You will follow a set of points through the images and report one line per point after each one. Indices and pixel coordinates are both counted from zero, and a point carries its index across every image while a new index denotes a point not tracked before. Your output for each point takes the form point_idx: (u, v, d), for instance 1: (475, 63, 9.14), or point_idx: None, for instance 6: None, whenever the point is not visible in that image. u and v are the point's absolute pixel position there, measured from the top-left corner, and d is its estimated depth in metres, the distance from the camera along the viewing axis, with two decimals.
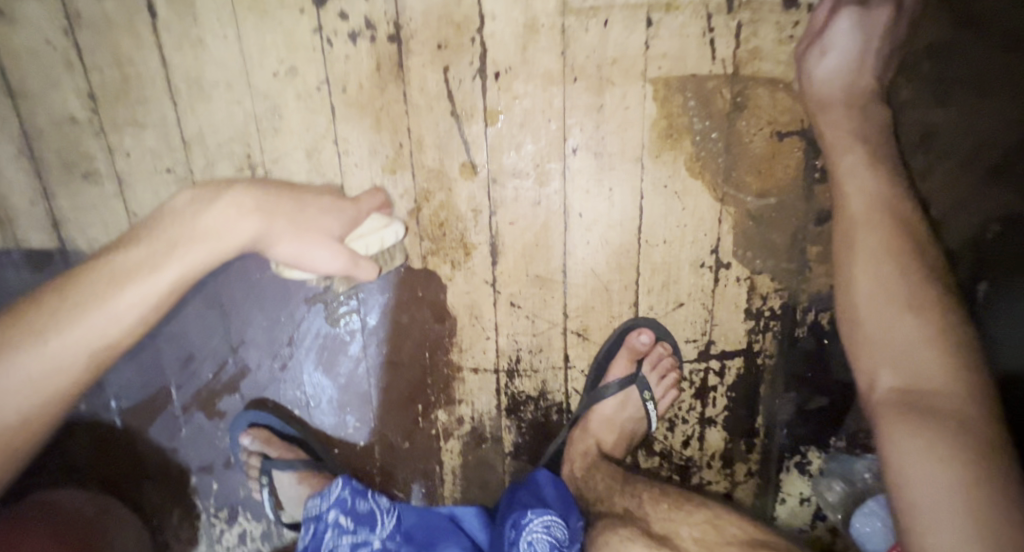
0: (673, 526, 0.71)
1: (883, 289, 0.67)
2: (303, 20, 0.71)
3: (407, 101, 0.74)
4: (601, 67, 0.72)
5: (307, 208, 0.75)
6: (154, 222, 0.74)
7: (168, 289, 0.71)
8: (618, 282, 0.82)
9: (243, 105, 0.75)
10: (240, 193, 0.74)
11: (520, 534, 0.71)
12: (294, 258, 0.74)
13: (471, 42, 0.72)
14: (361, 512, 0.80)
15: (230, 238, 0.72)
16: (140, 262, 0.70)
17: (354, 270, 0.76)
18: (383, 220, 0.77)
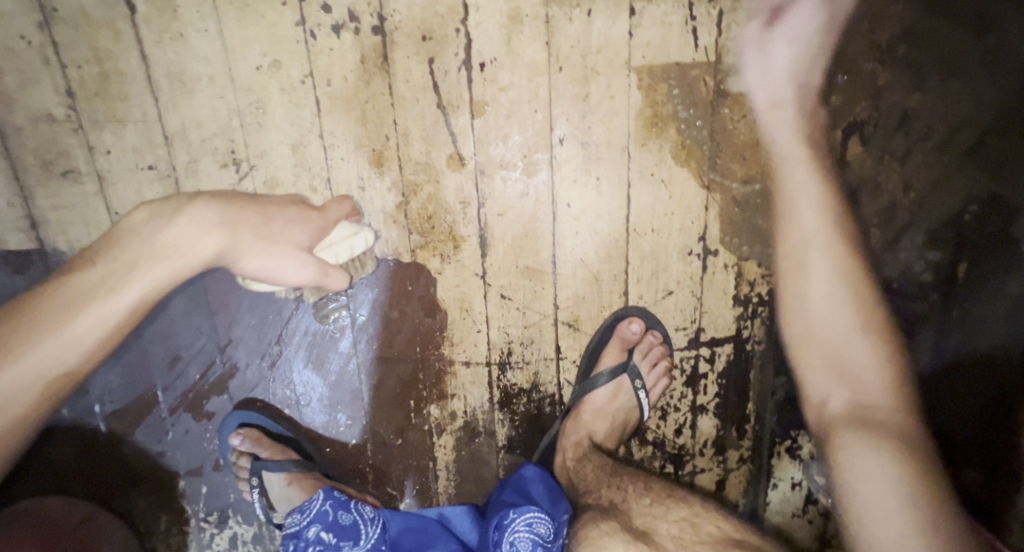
0: (653, 522, 0.71)
1: (834, 310, 0.82)
2: (286, 12, 0.71)
3: (393, 93, 0.74)
4: (585, 56, 0.72)
5: (273, 220, 0.76)
6: (111, 242, 0.76)
7: (126, 312, 0.74)
8: (608, 271, 0.82)
9: (226, 100, 0.74)
10: (201, 209, 0.76)
11: (503, 535, 0.69)
12: (262, 272, 0.76)
13: (455, 33, 0.72)
14: (344, 525, 0.75)
15: (194, 254, 0.75)
16: (96, 286, 0.73)
17: (323, 281, 0.78)
18: (351, 229, 0.79)
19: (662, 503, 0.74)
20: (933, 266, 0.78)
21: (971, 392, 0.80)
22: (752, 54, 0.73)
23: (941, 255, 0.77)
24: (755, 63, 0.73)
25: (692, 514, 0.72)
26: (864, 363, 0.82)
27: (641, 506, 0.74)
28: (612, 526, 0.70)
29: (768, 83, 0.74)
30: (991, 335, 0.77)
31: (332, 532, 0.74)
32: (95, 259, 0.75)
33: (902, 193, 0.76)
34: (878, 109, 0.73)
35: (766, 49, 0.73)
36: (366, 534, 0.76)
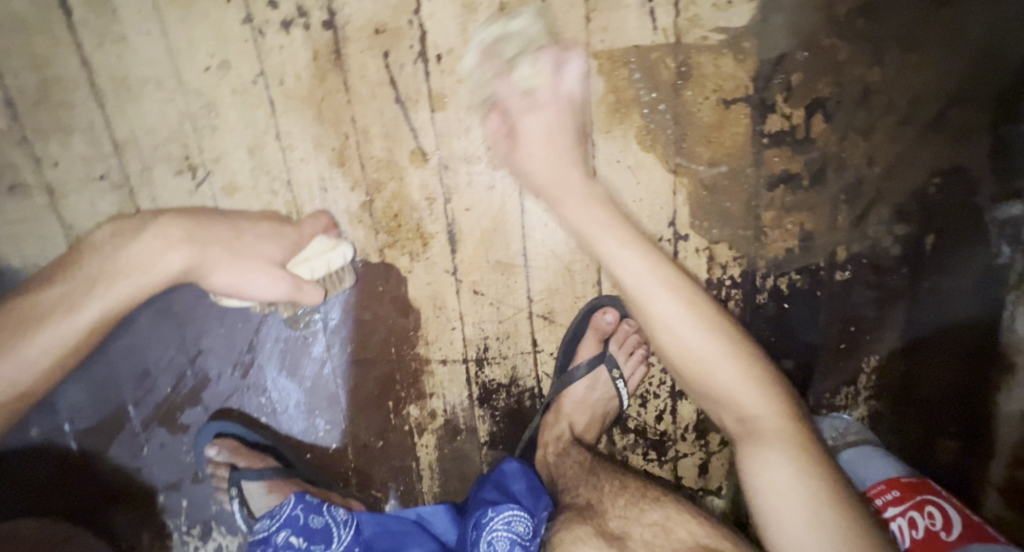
0: (628, 525, 0.61)
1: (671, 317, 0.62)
2: (231, 10, 0.68)
3: (348, 89, 0.72)
4: (543, 43, 0.71)
5: (243, 236, 0.74)
6: (76, 258, 0.73)
7: (88, 330, 0.70)
8: (579, 261, 0.81)
9: (176, 104, 0.72)
10: (168, 223, 0.73)
11: (480, 534, 0.66)
12: (231, 287, 0.73)
13: (409, 24, 0.70)
14: (315, 530, 0.72)
15: (159, 270, 0.72)
16: (54, 304, 0.69)
17: (296, 296, 0.75)
18: (329, 242, 0.77)
19: (637, 506, 0.64)
20: (902, 239, 0.78)
21: (943, 361, 0.82)
22: (524, 146, 0.73)
23: (910, 228, 0.77)
24: (529, 153, 0.72)
25: (664, 518, 0.61)
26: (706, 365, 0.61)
27: (615, 510, 0.64)
28: (585, 532, 0.61)
29: (540, 168, 0.72)
30: (961, 307, 0.79)
31: (302, 536, 0.71)
32: (57, 278, 0.71)
33: (869, 167, 0.75)
34: (841, 83, 0.72)
35: (538, 133, 0.71)
36: (338, 536, 0.73)
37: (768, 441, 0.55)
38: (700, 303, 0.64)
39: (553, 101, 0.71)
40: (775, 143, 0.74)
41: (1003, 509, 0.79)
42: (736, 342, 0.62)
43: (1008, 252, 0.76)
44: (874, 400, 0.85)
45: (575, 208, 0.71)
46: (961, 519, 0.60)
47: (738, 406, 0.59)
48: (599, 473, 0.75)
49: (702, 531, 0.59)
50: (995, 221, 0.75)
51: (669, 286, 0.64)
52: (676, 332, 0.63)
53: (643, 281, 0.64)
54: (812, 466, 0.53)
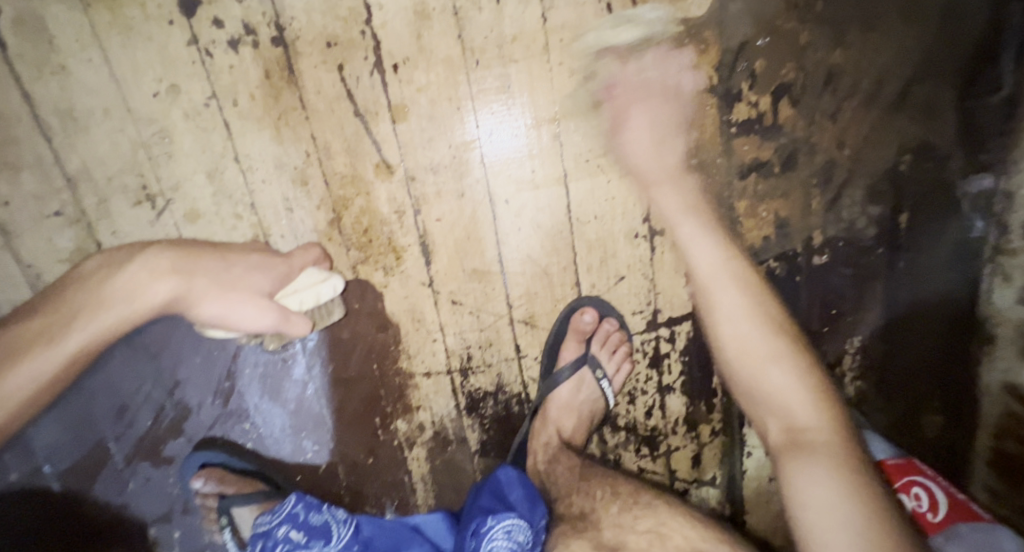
0: (623, 533, 0.66)
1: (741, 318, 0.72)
2: (175, 32, 0.66)
3: (305, 106, 0.70)
4: (500, 46, 0.70)
5: (233, 266, 0.71)
6: (58, 289, 0.69)
7: (70, 359, 0.67)
8: (557, 264, 0.80)
9: (127, 133, 0.69)
10: (154, 254, 0.70)
11: (479, 543, 0.64)
12: (218, 320, 0.69)
13: (361, 35, 0.68)
14: (315, 526, 0.70)
15: (146, 300, 0.68)
16: (36, 334, 0.66)
17: (284, 328, 0.72)
18: (321, 274, 0.74)
19: (632, 512, 0.68)
20: (876, 219, 0.78)
21: (922, 336, 0.82)
22: (627, 138, 0.75)
23: (883, 208, 0.77)
24: (631, 145, 0.75)
25: (660, 523, 0.66)
26: (763, 365, 0.68)
27: (609, 519, 0.68)
28: (581, 545, 0.66)
29: (639, 160, 0.75)
30: (936, 283, 0.80)
31: (302, 531, 0.69)
32: (41, 307, 0.68)
33: (838, 150, 0.75)
34: (805, 66, 0.71)
35: (640, 128, 0.74)
36: (338, 535, 0.71)
37: (802, 433, 0.60)
38: (772, 314, 0.71)
39: (678, 100, 0.73)
40: (743, 131, 0.74)
41: (991, 478, 0.79)
42: (798, 355, 0.67)
43: (981, 225, 0.76)
44: (860, 379, 0.85)
45: (664, 197, 0.76)
46: (948, 499, 0.60)
47: (785, 403, 0.65)
48: (591, 476, 0.77)
49: (698, 534, 0.63)
50: (966, 196, 0.76)
51: (739, 285, 0.73)
52: (743, 330, 0.71)
53: (713, 280, 0.75)
54: (839, 457, 0.57)
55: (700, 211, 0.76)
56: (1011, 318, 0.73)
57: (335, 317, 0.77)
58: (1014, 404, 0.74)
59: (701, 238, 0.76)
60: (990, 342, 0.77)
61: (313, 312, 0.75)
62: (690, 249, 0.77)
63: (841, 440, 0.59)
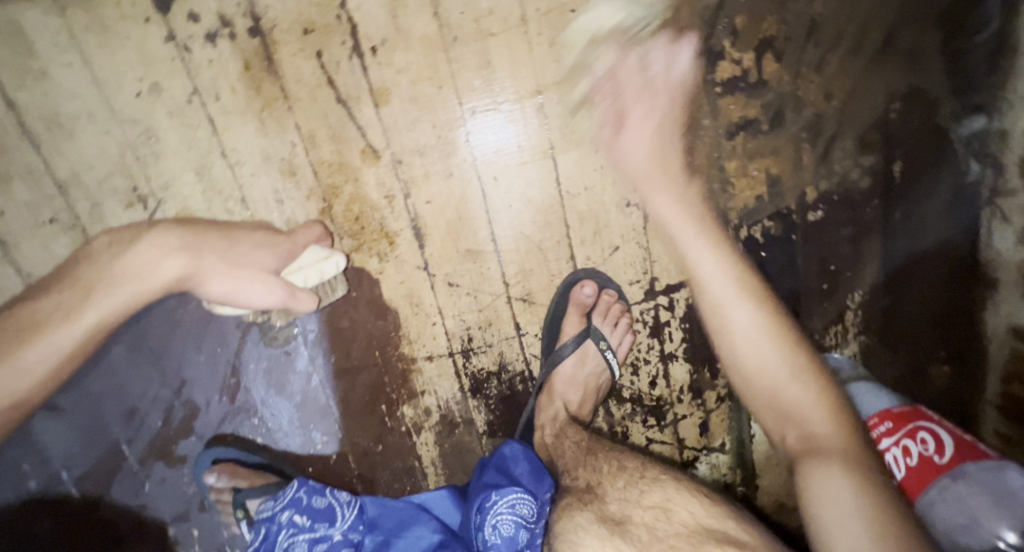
0: (629, 508, 0.59)
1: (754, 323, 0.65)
2: (152, 30, 0.66)
3: (287, 96, 0.70)
4: (478, 21, 0.69)
5: (238, 244, 0.71)
6: (73, 269, 0.70)
7: (82, 336, 0.67)
8: (550, 240, 0.80)
9: (114, 135, 0.70)
10: (162, 232, 0.70)
11: (485, 517, 0.64)
12: (226, 296, 0.69)
13: (337, 20, 0.68)
14: (318, 510, 0.69)
15: (156, 277, 0.68)
16: (55, 310, 0.67)
17: (291, 303, 0.71)
18: (322, 252, 0.74)
19: (637, 486, 0.62)
20: (870, 170, 0.77)
21: (925, 285, 0.82)
22: (625, 135, 0.74)
23: (875, 158, 0.76)
24: (630, 134, 0.74)
25: (665, 499, 0.59)
26: (782, 379, 0.61)
27: (614, 493, 0.62)
28: (585, 518, 0.59)
29: (635, 157, 0.74)
30: (934, 231, 0.79)
31: (306, 514, 0.67)
32: (57, 286, 0.69)
33: (826, 103, 0.74)
34: (785, 18, 0.71)
35: (640, 129, 0.73)
36: (342, 517, 0.69)
37: (828, 459, 0.53)
38: (785, 328, 0.65)
39: (685, 107, 0.74)
40: (727, 91, 0.73)
41: (1003, 425, 0.78)
42: (815, 374, 0.62)
43: (977, 168, 0.76)
44: (864, 335, 0.84)
45: (659, 202, 0.74)
46: (952, 439, 0.59)
47: (809, 425, 0.58)
48: (596, 453, 0.73)
49: (704, 512, 0.57)
50: (960, 138, 0.75)
51: (751, 298, 0.66)
52: (754, 343, 0.64)
53: (720, 288, 0.67)
54: (871, 489, 0.50)
55: (705, 222, 0.73)
56: (1012, 261, 0.73)
57: (338, 294, 0.78)
58: (1019, 344, 0.74)
59: (691, 240, 0.71)
60: (994, 286, 0.77)
61: (318, 289, 0.76)
62: (691, 258, 0.70)
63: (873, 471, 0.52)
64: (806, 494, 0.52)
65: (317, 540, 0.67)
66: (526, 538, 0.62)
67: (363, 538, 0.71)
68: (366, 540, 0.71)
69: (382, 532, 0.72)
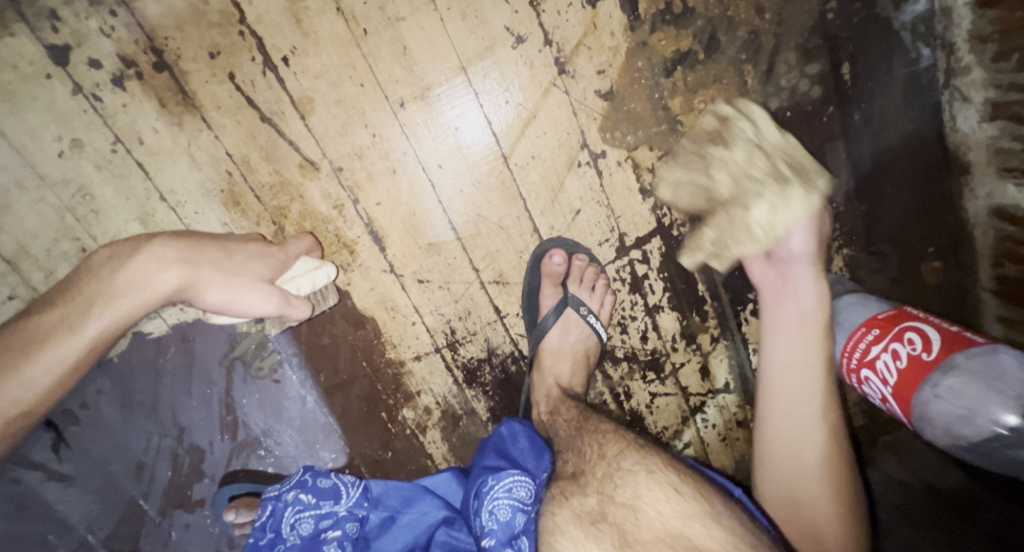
0: (611, 488, 0.56)
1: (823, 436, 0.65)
2: (57, 85, 0.64)
3: (210, 125, 0.68)
4: (383, 8, 0.67)
5: (235, 255, 0.67)
6: (72, 282, 0.64)
7: (85, 350, 0.63)
8: (509, 217, 0.78)
9: (48, 200, 0.68)
10: (161, 244, 0.65)
11: (482, 503, 0.62)
12: (223, 307, 0.66)
13: (241, 36, 0.65)
14: (324, 490, 0.68)
15: (153, 291, 0.63)
16: (53, 326, 0.62)
17: (287, 313, 0.69)
18: (313, 262, 0.72)
19: (614, 478, 0.57)
20: (818, 78, 0.74)
21: (897, 186, 0.80)
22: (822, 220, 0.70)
23: (821, 65, 0.74)
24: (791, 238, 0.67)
25: (636, 496, 0.54)
26: (812, 503, 0.63)
27: (594, 484, 0.57)
28: (563, 515, 0.55)
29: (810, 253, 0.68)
30: (898, 124, 0.77)
31: (312, 492, 0.67)
32: (55, 299, 0.64)
33: (759, 18, 0.72)
34: None
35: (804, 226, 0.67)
36: (348, 494, 0.68)
37: None
38: (842, 471, 0.64)
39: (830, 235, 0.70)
40: (655, 28, 0.71)
41: (1002, 308, 0.77)
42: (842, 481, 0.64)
43: (928, 52, 0.73)
44: (846, 247, 0.83)
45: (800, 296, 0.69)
46: (940, 333, 0.56)
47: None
48: (584, 433, 0.69)
49: (673, 511, 0.51)
50: (904, 25, 0.73)
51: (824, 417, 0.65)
52: (800, 464, 0.64)
53: (795, 408, 0.66)
54: None
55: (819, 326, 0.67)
56: (981, 140, 0.70)
57: (330, 302, 0.76)
58: (1005, 225, 0.71)
59: (811, 340, 0.66)
60: (969, 170, 0.74)
61: (311, 298, 0.74)
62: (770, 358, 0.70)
63: None
64: None
65: (324, 516, 0.66)
66: (522, 523, 0.61)
67: (369, 514, 0.68)
68: (372, 516, 0.69)
69: (386, 508, 0.69)
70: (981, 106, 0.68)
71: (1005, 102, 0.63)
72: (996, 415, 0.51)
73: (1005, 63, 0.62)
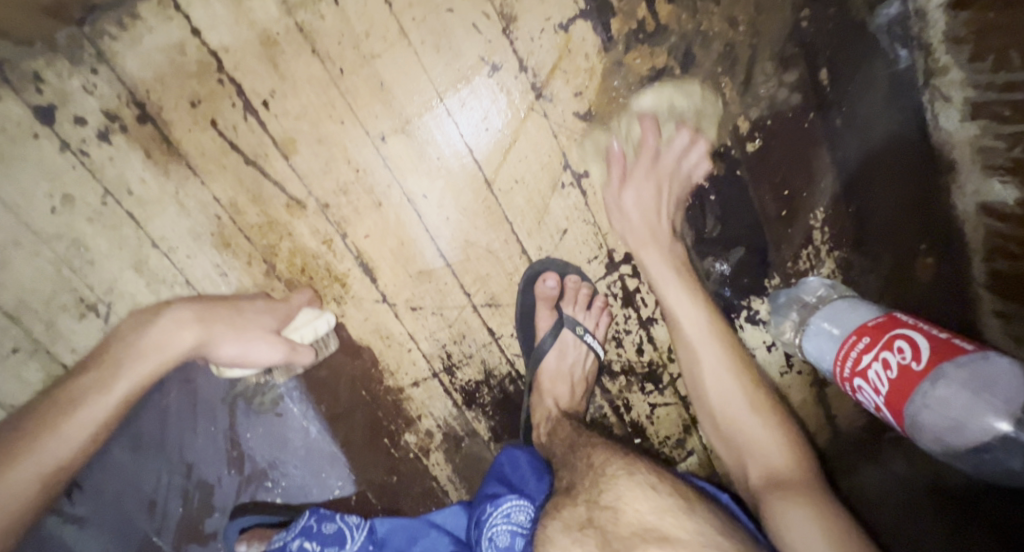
0: (613, 493, 0.56)
1: (724, 358, 0.75)
2: (45, 143, 0.66)
3: (197, 172, 0.70)
4: (357, 46, 0.67)
5: (244, 310, 0.70)
6: (101, 349, 0.68)
7: (111, 411, 0.65)
8: (497, 240, 0.79)
9: (44, 255, 0.70)
10: (179, 306, 0.68)
11: (482, 532, 0.63)
12: (237, 360, 0.69)
13: (220, 83, 0.66)
14: (328, 535, 0.69)
15: (172, 350, 0.66)
16: (87, 387, 0.65)
17: (293, 359, 0.73)
18: (314, 311, 0.76)
19: (599, 484, 0.58)
20: (796, 85, 0.75)
21: (882, 183, 0.80)
22: (693, 175, 0.78)
23: (799, 72, 0.74)
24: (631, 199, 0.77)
25: (617, 497, 0.55)
26: (742, 416, 0.72)
27: (584, 494, 0.58)
28: (555, 526, 0.55)
29: (637, 219, 0.77)
30: (880, 125, 0.77)
31: (315, 540, 0.68)
32: (85, 366, 0.67)
33: (733, 30, 0.72)
34: None
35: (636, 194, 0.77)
36: (352, 538, 0.70)
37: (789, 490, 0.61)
38: (754, 384, 0.75)
39: (677, 180, 0.78)
40: (629, 47, 0.72)
41: (998, 303, 0.74)
42: (754, 389, 0.74)
43: (906, 53, 0.73)
44: (837, 250, 0.83)
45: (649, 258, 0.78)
46: (929, 341, 0.55)
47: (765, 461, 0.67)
48: (576, 449, 0.70)
49: (649, 508, 0.53)
50: (879, 28, 0.73)
51: (720, 342, 0.76)
52: (722, 389, 0.74)
53: (697, 343, 0.76)
54: (829, 521, 0.55)
55: (684, 273, 0.78)
56: (964, 139, 0.69)
57: (332, 348, 0.80)
58: (993, 222, 0.70)
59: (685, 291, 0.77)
60: (953, 169, 0.73)
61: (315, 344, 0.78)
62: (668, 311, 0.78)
63: (823, 494, 0.60)
64: (779, 529, 0.58)
65: None
66: (522, 545, 0.60)
67: None
68: None
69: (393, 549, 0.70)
70: (962, 105, 0.67)
71: (984, 102, 0.63)
72: (987, 423, 0.52)
73: (982, 64, 0.62)
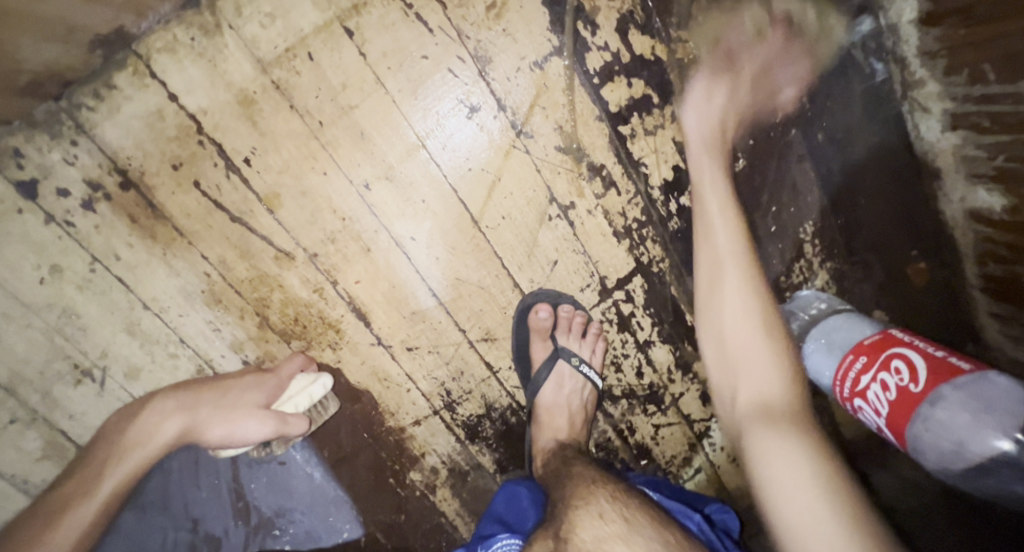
0: (570, 521, 0.56)
1: (746, 276, 0.71)
2: (29, 217, 0.66)
3: (184, 233, 0.70)
4: (335, 99, 0.67)
5: (229, 390, 0.71)
6: (88, 449, 0.71)
7: (100, 511, 0.68)
8: (488, 276, 0.79)
9: (36, 325, 0.69)
10: (162, 397, 0.72)
11: None
12: (226, 439, 0.72)
13: (201, 145, 0.66)
14: None
15: (157, 441, 0.70)
16: (72, 493, 0.68)
17: (286, 429, 0.74)
18: (308, 377, 0.75)
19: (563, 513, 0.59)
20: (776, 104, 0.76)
21: (871, 198, 0.81)
22: None
23: None
24: None
25: (569, 526, 0.55)
26: (744, 335, 0.67)
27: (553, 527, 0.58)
28: None
29: (701, 127, 0.74)
30: (862, 141, 0.79)
31: None
32: (70, 471, 0.70)
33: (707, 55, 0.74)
34: None
35: None
36: None
37: (778, 420, 0.57)
38: (773, 317, 0.68)
39: (764, 94, 0.76)
40: (605, 80, 0.72)
41: (993, 305, 0.75)
42: (769, 315, 0.68)
43: (881, 66, 0.75)
44: (828, 262, 0.83)
45: (690, 118, 0.74)
46: (926, 361, 0.55)
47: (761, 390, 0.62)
48: (564, 478, 0.68)
49: (593, 533, 0.54)
50: (854, 44, 0.75)
51: (744, 264, 0.72)
52: (738, 314, 0.69)
53: (707, 245, 0.75)
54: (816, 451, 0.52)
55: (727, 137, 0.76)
56: (946, 148, 0.70)
57: (331, 410, 0.79)
58: (983, 227, 0.70)
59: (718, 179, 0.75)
60: (938, 176, 0.74)
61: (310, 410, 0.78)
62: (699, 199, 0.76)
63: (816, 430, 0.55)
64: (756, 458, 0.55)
65: None
66: None
67: None
68: None
69: None
70: (941, 116, 0.69)
71: (963, 113, 0.65)
72: (990, 443, 0.50)
73: (957, 77, 0.63)
